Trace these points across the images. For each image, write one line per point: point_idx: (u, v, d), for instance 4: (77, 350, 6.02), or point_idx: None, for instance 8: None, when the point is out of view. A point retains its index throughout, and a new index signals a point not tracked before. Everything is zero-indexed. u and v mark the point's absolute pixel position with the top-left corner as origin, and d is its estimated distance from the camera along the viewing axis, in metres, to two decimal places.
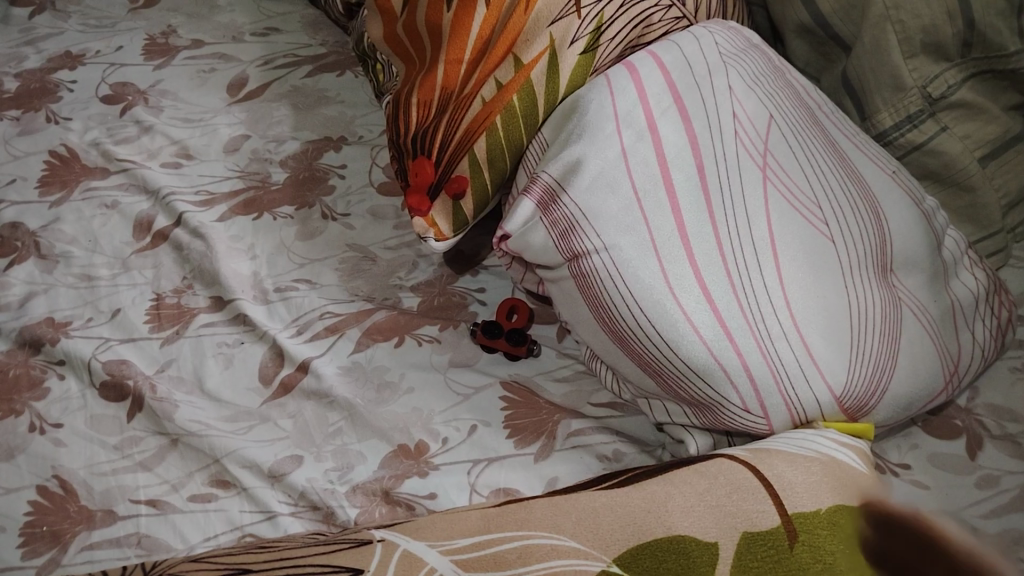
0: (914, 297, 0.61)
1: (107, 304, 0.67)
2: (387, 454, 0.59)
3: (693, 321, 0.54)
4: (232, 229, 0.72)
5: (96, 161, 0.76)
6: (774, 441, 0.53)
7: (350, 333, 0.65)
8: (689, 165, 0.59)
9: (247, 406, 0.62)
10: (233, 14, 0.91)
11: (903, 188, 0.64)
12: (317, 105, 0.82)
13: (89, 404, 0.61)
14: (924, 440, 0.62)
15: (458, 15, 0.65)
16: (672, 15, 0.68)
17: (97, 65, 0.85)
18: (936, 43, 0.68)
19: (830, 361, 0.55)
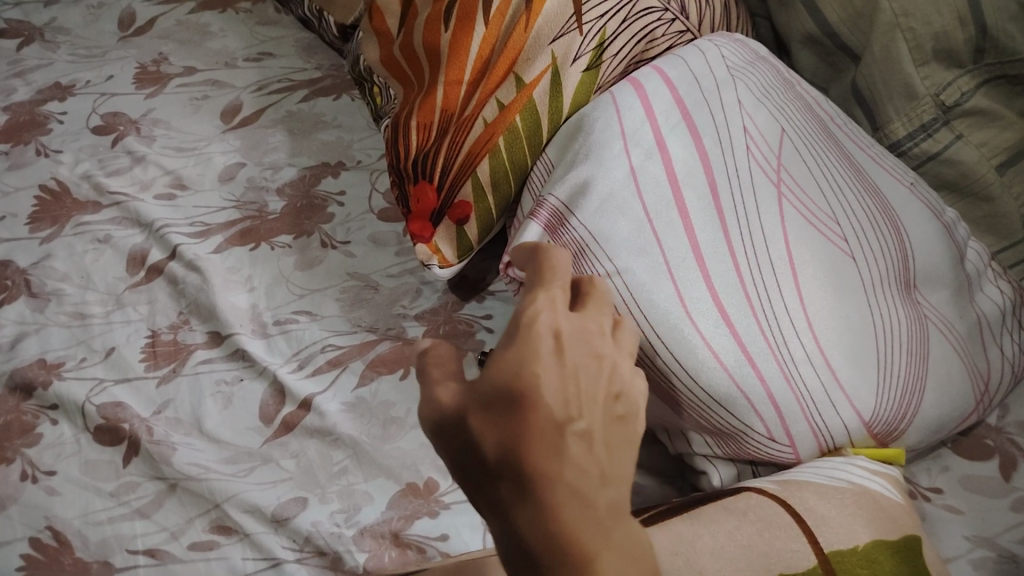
0: (938, 314, 0.59)
1: (101, 343, 0.65)
2: (396, 494, 0.56)
3: (713, 347, 0.52)
4: (229, 261, 0.69)
5: (88, 194, 0.74)
6: (802, 471, 0.51)
7: (353, 367, 0.63)
8: (702, 183, 0.57)
9: (248, 446, 0.59)
10: (226, 40, 0.89)
11: (923, 201, 0.62)
12: (313, 130, 0.80)
13: (83, 449, 0.59)
14: (955, 463, 0.60)
15: (457, 36, 0.64)
16: (676, 29, 0.65)
17: (87, 95, 0.83)
18: (948, 49, 0.66)
19: (856, 384, 0.53)
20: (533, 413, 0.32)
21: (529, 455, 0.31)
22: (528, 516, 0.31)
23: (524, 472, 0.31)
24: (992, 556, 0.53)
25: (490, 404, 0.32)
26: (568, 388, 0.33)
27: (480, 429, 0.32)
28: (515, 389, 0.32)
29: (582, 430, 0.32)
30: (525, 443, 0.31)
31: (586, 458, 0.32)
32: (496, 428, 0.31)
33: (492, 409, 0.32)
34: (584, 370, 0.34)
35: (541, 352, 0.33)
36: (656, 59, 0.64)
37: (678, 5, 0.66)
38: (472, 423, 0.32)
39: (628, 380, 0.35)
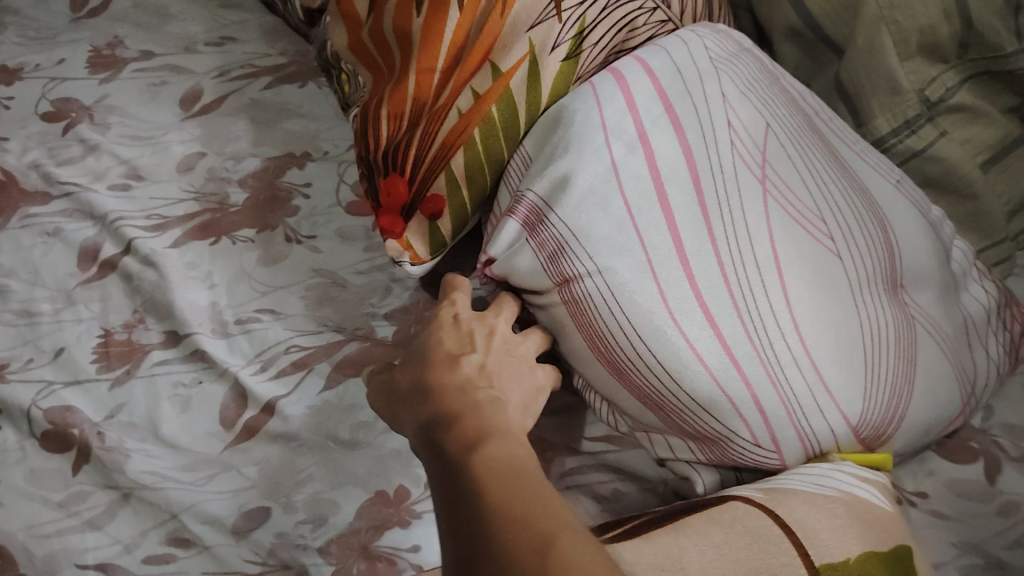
0: (925, 314, 0.57)
1: (49, 343, 0.61)
2: (365, 502, 0.54)
3: (697, 349, 0.50)
4: (187, 255, 0.66)
5: (36, 184, 0.70)
6: (787, 478, 0.49)
7: (320, 368, 0.60)
8: (685, 178, 0.55)
9: (207, 453, 0.56)
10: (186, 23, 0.85)
11: (908, 199, 0.61)
12: (279, 119, 0.76)
13: (29, 457, 0.55)
14: (939, 466, 0.58)
15: (429, 20, 0.60)
16: (657, 19, 0.63)
17: (36, 79, 0.78)
18: (933, 43, 0.65)
19: (843, 388, 0.51)
20: (430, 352, 0.46)
21: (426, 374, 0.44)
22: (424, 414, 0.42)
23: (424, 385, 0.43)
24: (979, 563, 0.53)
25: (408, 361, 0.47)
26: (467, 335, 0.49)
27: (404, 377, 0.46)
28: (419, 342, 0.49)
29: (469, 364, 0.45)
30: (427, 373, 0.44)
31: (468, 372, 0.44)
32: (410, 369, 0.46)
33: (408, 361, 0.47)
34: (474, 335, 0.49)
35: (438, 324, 0.50)
36: (637, 49, 0.62)
37: None
38: (397, 377, 0.47)
39: (514, 342, 0.51)
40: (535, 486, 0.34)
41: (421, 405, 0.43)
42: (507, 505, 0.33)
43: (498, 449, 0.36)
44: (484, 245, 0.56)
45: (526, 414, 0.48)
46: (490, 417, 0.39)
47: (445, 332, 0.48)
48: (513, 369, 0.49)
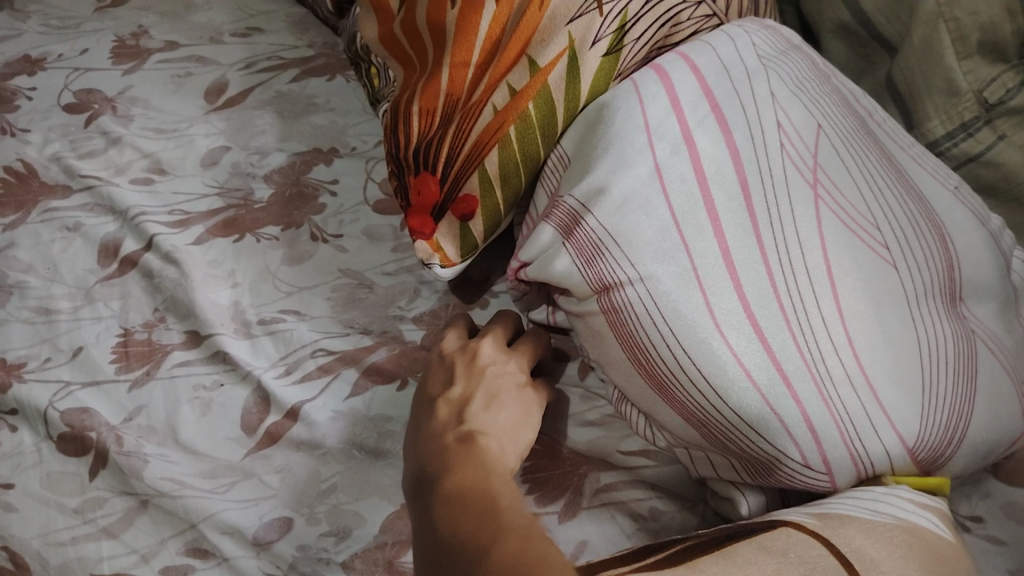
0: (987, 329, 0.54)
1: (67, 342, 0.59)
2: (390, 515, 0.51)
3: (745, 364, 0.47)
4: (210, 253, 0.64)
5: (57, 177, 0.68)
6: (838, 501, 0.47)
7: (346, 374, 0.57)
8: (732, 182, 0.52)
9: (227, 459, 0.54)
10: (212, 13, 0.83)
11: (968, 206, 0.57)
12: (305, 113, 0.74)
13: (45, 460, 0.53)
14: (996, 489, 0.55)
15: (464, 12, 0.58)
16: (702, 13, 0.60)
17: (59, 70, 0.76)
18: (994, 42, 0.61)
19: (900, 408, 0.48)
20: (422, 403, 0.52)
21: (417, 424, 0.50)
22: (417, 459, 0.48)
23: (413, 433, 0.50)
24: None
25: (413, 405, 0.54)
26: (449, 365, 0.54)
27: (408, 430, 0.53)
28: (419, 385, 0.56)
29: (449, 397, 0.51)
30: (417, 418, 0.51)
31: (448, 414, 0.50)
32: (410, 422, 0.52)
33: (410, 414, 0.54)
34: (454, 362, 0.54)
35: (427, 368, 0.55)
36: (680, 46, 0.59)
37: None
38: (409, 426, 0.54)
39: (500, 366, 0.54)
40: (487, 505, 0.40)
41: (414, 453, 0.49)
42: (454, 529, 0.39)
43: (464, 483, 0.42)
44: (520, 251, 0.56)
45: (516, 424, 0.50)
46: (461, 455, 0.45)
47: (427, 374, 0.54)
48: (504, 389, 0.52)
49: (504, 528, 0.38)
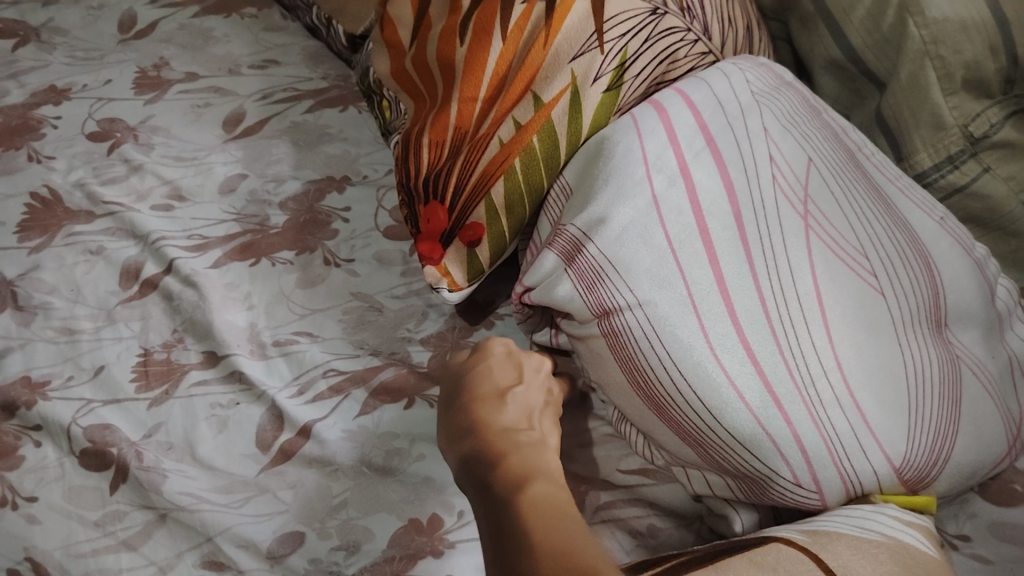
0: (971, 355, 0.56)
1: (89, 361, 0.61)
2: (398, 530, 0.53)
3: (738, 387, 0.49)
4: (227, 276, 0.66)
5: (81, 203, 0.71)
6: (827, 519, 0.49)
7: (356, 394, 0.60)
8: (726, 213, 0.54)
9: (243, 475, 0.56)
10: (230, 46, 0.86)
11: (953, 236, 0.60)
12: (319, 142, 0.77)
13: (68, 474, 0.55)
14: (983, 508, 0.58)
15: (473, 49, 0.61)
16: (698, 51, 0.64)
17: (83, 100, 0.80)
18: (978, 79, 0.64)
19: (888, 429, 0.51)
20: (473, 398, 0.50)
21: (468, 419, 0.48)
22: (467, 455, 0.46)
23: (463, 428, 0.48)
24: None
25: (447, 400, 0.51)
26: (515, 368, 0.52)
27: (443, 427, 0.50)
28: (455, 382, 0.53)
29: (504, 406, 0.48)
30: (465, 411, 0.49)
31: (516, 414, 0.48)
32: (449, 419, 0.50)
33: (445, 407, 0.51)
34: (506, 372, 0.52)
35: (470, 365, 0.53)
36: (678, 81, 0.62)
37: (701, 26, 0.64)
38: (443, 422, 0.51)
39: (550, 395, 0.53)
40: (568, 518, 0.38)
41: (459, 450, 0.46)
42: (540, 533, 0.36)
43: (542, 490, 0.40)
44: (523, 275, 0.58)
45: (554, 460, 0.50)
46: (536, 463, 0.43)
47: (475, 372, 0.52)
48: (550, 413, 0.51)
49: (588, 549, 0.35)
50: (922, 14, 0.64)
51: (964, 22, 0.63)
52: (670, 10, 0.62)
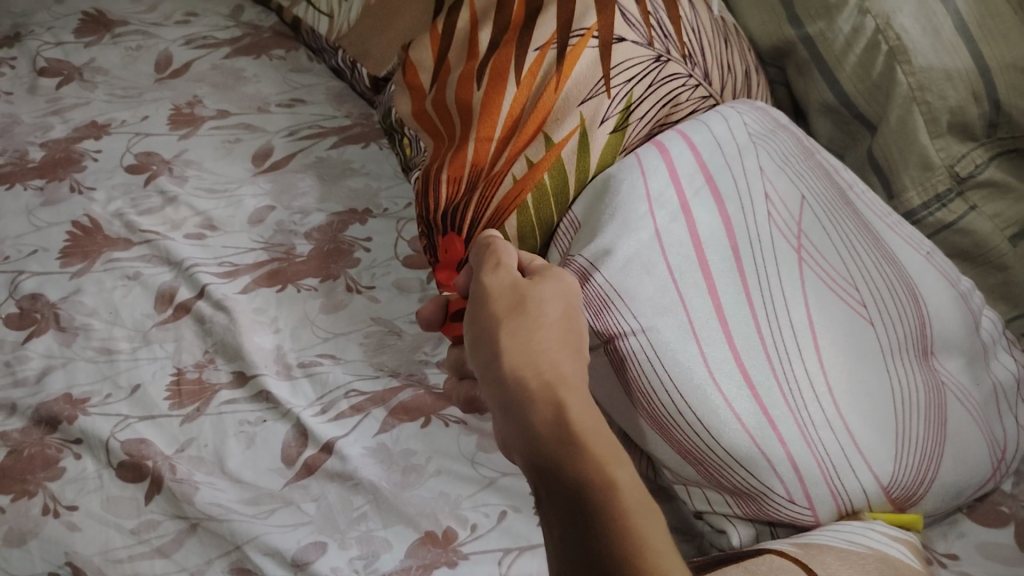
0: (957, 382, 0.60)
1: (126, 379, 0.65)
2: (414, 541, 0.57)
3: (734, 408, 0.53)
4: (256, 301, 0.71)
5: (119, 232, 0.76)
6: (820, 533, 0.52)
7: (376, 413, 0.64)
8: (725, 247, 0.58)
9: (269, 488, 0.59)
10: (260, 85, 0.92)
11: (938, 270, 0.64)
12: (342, 177, 0.82)
13: (105, 485, 0.59)
14: (971, 529, 0.61)
15: (488, 93, 0.66)
16: (699, 95, 0.69)
17: (122, 135, 0.85)
18: (962, 123, 0.69)
19: (875, 450, 0.54)
20: (523, 318, 0.45)
21: (514, 336, 0.45)
22: (521, 396, 0.42)
23: (510, 352, 0.44)
24: None
25: (479, 289, 0.49)
26: None
27: (469, 339, 0.47)
28: (496, 296, 0.47)
29: (551, 313, 0.46)
30: (509, 331, 0.45)
31: None
32: (484, 331, 0.46)
33: (477, 321, 0.47)
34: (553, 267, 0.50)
35: (508, 263, 0.49)
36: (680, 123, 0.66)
37: (701, 72, 0.69)
38: (471, 334, 0.46)
39: None
40: None
41: (504, 384, 0.43)
42: None
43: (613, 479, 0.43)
44: None
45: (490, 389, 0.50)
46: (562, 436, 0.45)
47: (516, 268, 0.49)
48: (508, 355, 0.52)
49: None
50: (909, 63, 0.68)
51: (949, 70, 0.68)
52: (672, 58, 0.67)
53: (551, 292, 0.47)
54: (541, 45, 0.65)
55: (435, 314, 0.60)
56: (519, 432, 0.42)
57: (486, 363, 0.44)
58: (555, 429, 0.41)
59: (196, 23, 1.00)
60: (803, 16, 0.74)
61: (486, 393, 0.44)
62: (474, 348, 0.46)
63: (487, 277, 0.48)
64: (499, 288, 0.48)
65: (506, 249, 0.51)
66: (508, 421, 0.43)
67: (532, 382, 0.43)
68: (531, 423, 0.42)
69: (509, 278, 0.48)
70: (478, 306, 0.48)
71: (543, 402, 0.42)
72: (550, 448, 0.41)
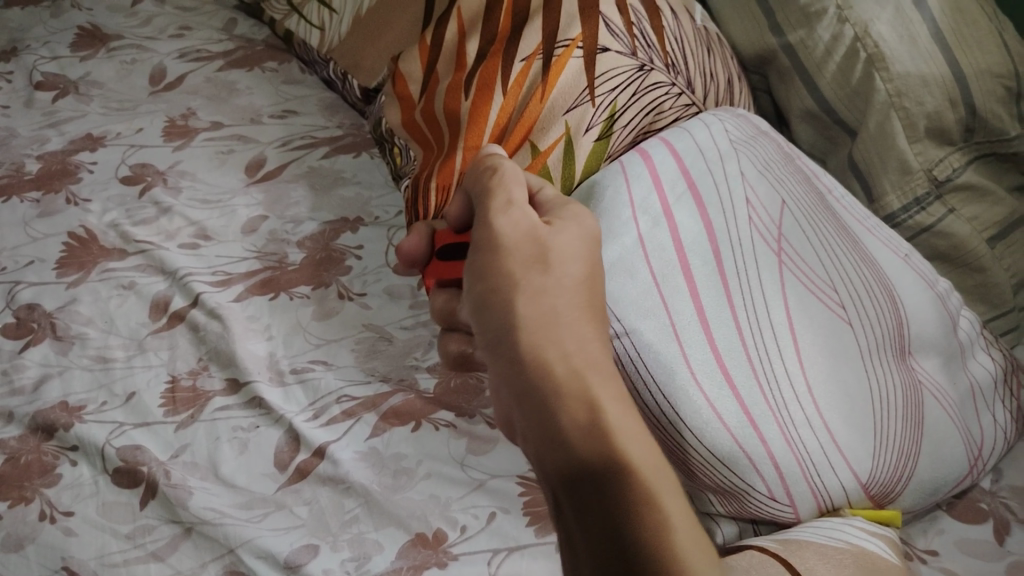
0: (933, 380, 0.62)
1: (121, 387, 0.67)
2: (405, 543, 0.58)
3: (717, 409, 0.54)
4: (249, 309, 0.72)
5: (114, 242, 0.77)
6: (801, 530, 0.53)
7: (367, 417, 0.65)
8: (706, 251, 0.59)
9: (262, 492, 0.61)
10: (252, 97, 0.93)
11: (916, 272, 0.66)
12: (334, 186, 0.83)
13: (101, 490, 0.60)
14: (950, 525, 0.62)
15: (476, 103, 0.67)
16: (682, 103, 0.70)
17: (117, 147, 0.86)
18: (940, 128, 0.71)
19: (854, 448, 0.56)
20: (542, 283, 0.43)
21: (533, 306, 0.43)
22: (542, 374, 0.41)
23: (530, 324, 0.42)
24: None
25: (491, 235, 0.45)
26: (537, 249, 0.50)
27: (476, 298, 0.44)
28: (512, 253, 0.44)
29: (571, 276, 0.44)
30: (529, 296, 0.43)
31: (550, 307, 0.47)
32: (498, 295, 0.43)
33: (489, 279, 0.44)
34: (567, 215, 0.48)
35: (522, 211, 0.47)
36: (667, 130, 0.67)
37: (684, 80, 0.71)
38: (480, 293, 0.44)
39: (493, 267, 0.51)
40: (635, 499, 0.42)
41: (521, 360, 0.41)
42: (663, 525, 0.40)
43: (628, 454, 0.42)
44: None
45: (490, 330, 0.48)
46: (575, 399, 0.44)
47: (531, 216, 0.47)
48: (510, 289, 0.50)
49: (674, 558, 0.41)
50: (887, 70, 0.69)
51: (925, 77, 0.69)
52: (655, 67, 0.68)
53: (569, 249, 0.45)
54: (526, 57, 0.66)
55: (420, 250, 0.56)
56: (534, 414, 0.41)
57: (503, 333, 0.42)
58: (578, 414, 0.40)
59: (190, 36, 1.01)
60: (783, 24, 0.75)
61: (496, 362, 0.42)
62: (485, 309, 0.43)
63: (499, 225, 0.45)
64: (514, 243, 0.45)
65: (516, 192, 0.48)
66: (522, 398, 0.41)
67: (554, 362, 0.41)
68: (551, 404, 0.40)
69: (524, 230, 0.45)
70: (488, 259, 0.45)
71: (567, 385, 0.41)
72: (571, 434, 0.40)
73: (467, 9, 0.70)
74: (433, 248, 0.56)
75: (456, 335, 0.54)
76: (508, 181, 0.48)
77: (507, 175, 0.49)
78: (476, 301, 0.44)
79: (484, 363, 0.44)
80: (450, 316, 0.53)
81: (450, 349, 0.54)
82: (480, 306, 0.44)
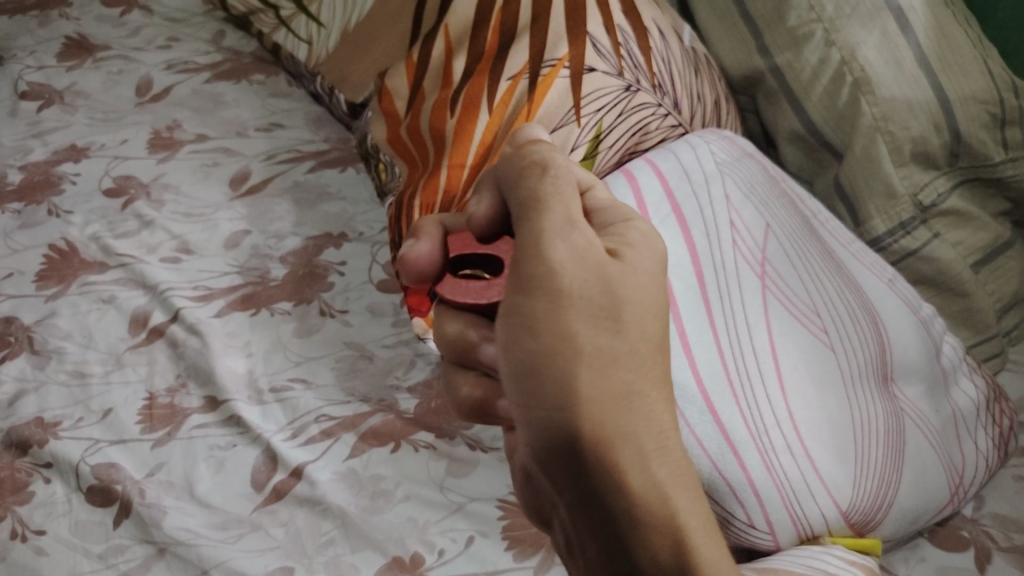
0: (915, 408, 0.62)
1: (98, 403, 0.66)
2: (382, 566, 0.57)
3: (700, 436, 0.53)
4: (229, 325, 0.71)
5: (96, 255, 0.77)
6: (780, 558, 0.53)
7: (345, 438, 0.64)
8: (690, 275, 0.58)
9: (237, 513, 0.60)
10: (239, 109, 0.92)
11: (901, 297, 0.66)
12: (319, 201, 0.82)
13: (74, 509, 0.60)
14: (931, 553, 0.62)
15: (462, 121, 0.66)
16: (668, 123, 0.70)
17: (101, 158, 0.86)
18: (925, 153, 0.71)
19: (837, 477, 0.56)
20: (611, 350, 0.38)
21: (601, 383, 0.37)
22: (613, 481, 0.37)
23: (595, 405, 0.37)
24: None
25: (545, 267, 0.37)
26: None
27: (520, 358, 0.37)
28: (576, 301, 0.37)
29: (641, 333, 0.39)
30: (596, 369, 0.37)
31: None
32: (553, 367, 0.37)
33: (541, 334, 0.37)
34: (634, 236, 0.42)
35: (585, 237, 0.39)
36: (670, 153, 0.65)
37: (671, 101, 0.71)
38: (527, 355, 0.37)
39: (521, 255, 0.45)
40: None
41: (584, 455, 0.37)
42: None
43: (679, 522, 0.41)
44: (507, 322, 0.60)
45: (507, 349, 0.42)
46: None
47: (594, 243, 0.39)
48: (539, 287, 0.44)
49: None
50: (873, 93, 0.70)
51: (911, 101, 0.69)
52: (642, 88, 0.68)
53: (643, 293, 0.39)
54: (513, 75, 0.66)
55: (434, 262, 0.47)
56: (595, 519, 0.38)
57: (556, 412, 0.37)
58: (652, 515, 0.38)
59: (178, 47, 1.01)
60: (771, 46, 0.74)
61: (547, 443, 0.37)
62: (530, 376, 0.37)
63: (557, 257, 0.38)
64: (578, 285, 0.38)
65: (574, 205, 0.40)
66: (581, 498, 0.38)
67: (627, 461, 0.37)
68: (622, 515, 0.38)
69: (588, 266, 0.38)
70: (539, 302, 0.37)
71: (644, 494, 0.38)
72: (636, 535, 0.38)
73: (454, 26, 0.70)
74: (448, 259, 0.47)
75: (469, 375, 0.47)
76: (565, 192, 0.40)
77: (561, 180, 0.41)
78: (520, 363, 0.37)
79: (522, 432, 0.38)
80: (465, 347, 0.45)
81: (464, 395, 0.47)
82: (524, 374, 0.37)
